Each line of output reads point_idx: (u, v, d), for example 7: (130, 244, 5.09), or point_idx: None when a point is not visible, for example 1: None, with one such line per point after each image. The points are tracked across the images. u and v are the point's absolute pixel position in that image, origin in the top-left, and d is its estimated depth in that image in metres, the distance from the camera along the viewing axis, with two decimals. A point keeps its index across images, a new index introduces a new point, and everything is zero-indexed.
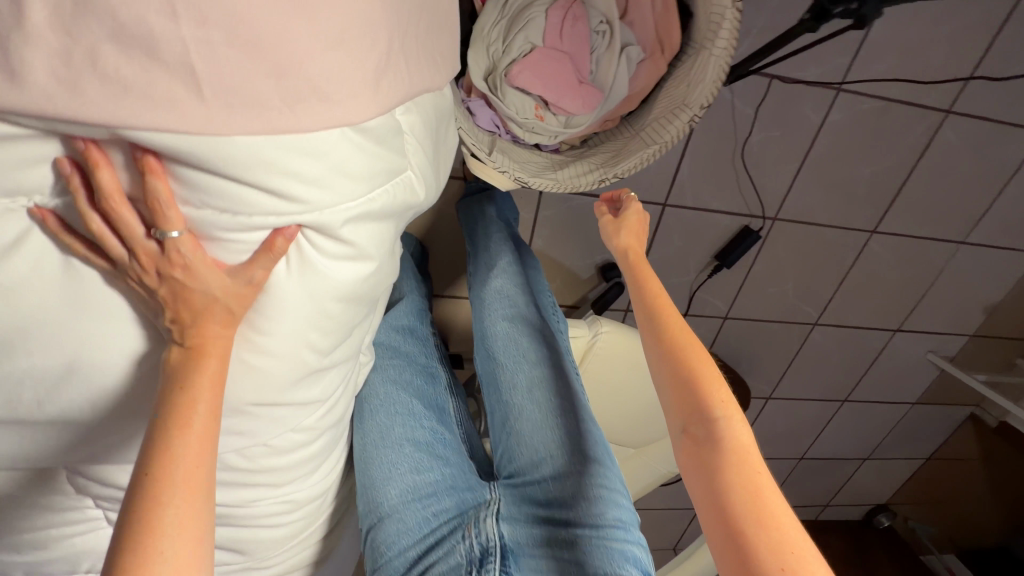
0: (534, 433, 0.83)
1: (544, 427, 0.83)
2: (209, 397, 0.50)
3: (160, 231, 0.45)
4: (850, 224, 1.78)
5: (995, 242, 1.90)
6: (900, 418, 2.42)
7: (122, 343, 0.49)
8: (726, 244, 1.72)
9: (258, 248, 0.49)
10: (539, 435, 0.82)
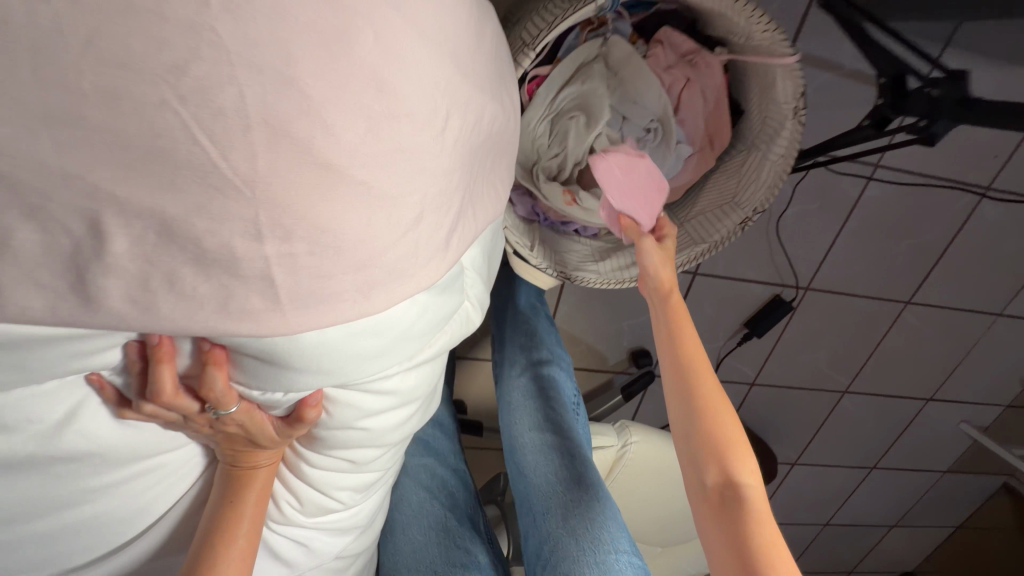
0: (557, 548, 0.75)
1: (563, 538, 0.75)
2: (251, 516, 0.51)
3: (214, 408, 0.43)
4: (884, 293, 1.73)
5: None
6: (929, 487, 2.31)
7: (187, 463, 0.53)
8: (758, 311, 1.68)
9: (294, 413, 0.46)
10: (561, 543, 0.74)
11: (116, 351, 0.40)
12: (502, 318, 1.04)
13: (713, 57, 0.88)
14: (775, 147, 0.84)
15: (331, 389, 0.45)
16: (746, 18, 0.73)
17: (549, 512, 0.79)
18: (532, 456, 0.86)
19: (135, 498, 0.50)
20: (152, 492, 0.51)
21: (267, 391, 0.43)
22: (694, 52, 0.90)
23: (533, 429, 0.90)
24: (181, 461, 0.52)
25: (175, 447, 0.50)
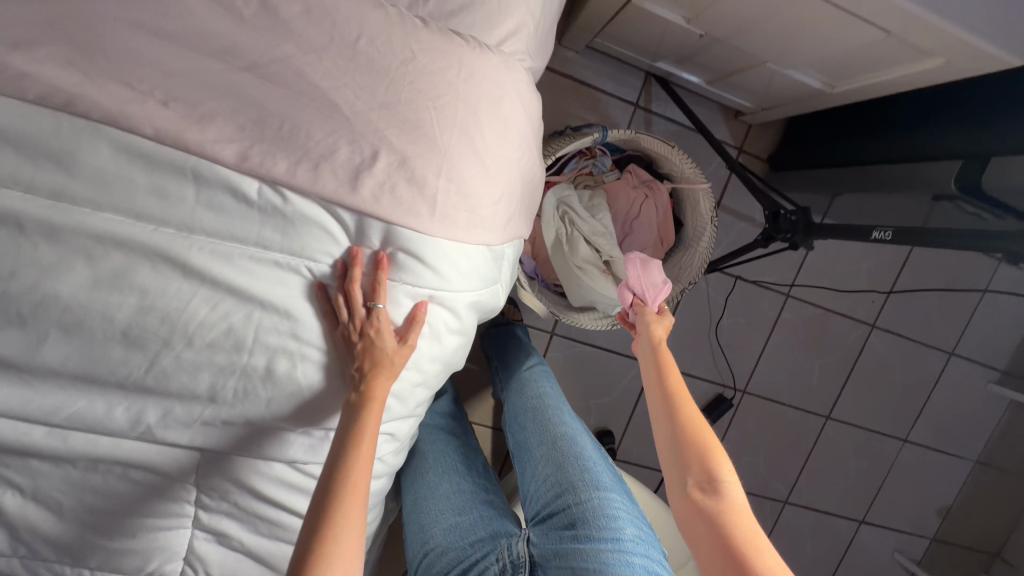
0: (551, 484, 0.95)
1: (553, 477, 0.95)
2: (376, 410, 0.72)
3: (372, 304, 0.70)
4: (808, 407, 2.06)
5: (933, 447, 2.16)
6: None
7: (304, 354, 0.72)
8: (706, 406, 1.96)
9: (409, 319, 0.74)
10: (552, 482, 0.95)
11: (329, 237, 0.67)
12: (504, 338, 1.35)
13: (660, 185, 1.35)
14: (701, 241, 1.28)
15: (430, 294, 0.74)
16: (679, 160, 1.23)
17: (539, 473, 0.98)
18: (526, 433, 1.06)
19: (273, 357, 0.70)
20: (281, 360, 0.71)
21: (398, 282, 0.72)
22: (648, 182, 1.36)
23: (534, 403, 1.10)
24: (303, 348, 0.72)
25: (307, 332, 0.71)
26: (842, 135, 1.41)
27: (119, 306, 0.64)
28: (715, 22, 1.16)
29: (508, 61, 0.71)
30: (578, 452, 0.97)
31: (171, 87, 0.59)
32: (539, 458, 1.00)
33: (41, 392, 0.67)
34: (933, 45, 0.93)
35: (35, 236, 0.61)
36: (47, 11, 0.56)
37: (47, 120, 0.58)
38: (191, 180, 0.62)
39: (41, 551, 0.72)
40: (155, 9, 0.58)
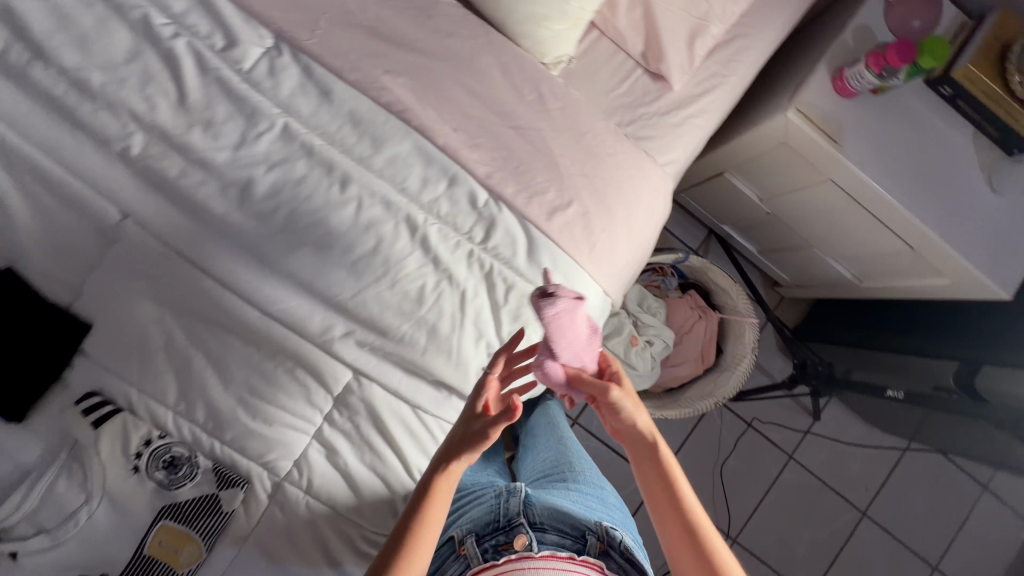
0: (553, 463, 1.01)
1: (556, 454, 1.02)
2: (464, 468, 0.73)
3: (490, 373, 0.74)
4: None
5: None
6: None
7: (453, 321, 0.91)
8: None
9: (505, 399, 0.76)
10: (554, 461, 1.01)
11: (513, 244, 0.91)
12: None
13: (713, 313, 1.60)
14: (740, 365, 1.50)
15: (560, 309, 0.94)
16: (737, 294, 1.52)
17: (543, 445, 1.07)
18: (539, 424, 1.15)
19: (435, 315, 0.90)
20: (439, 318, 0.90)
21: (544, 291, 0.92)
22: (704, 307, 1.61)
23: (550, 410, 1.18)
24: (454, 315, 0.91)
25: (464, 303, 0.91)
26: (858, 323, 1.70)
27: (359, 241, 0.89)
28: (782, 208, 1.52)
29: (665, 178, 0.99)
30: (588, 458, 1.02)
31: (463, 123, 0.90)
32: (551, 445, 1.06)
33: (272, 287, 0.88)
34: (944, 269, 1.25)
35: (334, 182, 0.88)
36: (413, 60, 0.90)
37: (382, 118, 0.89)
38: (447, 180, 0.90)
39: (197, 412, 0.87)
40: (474, 78, 0.91)
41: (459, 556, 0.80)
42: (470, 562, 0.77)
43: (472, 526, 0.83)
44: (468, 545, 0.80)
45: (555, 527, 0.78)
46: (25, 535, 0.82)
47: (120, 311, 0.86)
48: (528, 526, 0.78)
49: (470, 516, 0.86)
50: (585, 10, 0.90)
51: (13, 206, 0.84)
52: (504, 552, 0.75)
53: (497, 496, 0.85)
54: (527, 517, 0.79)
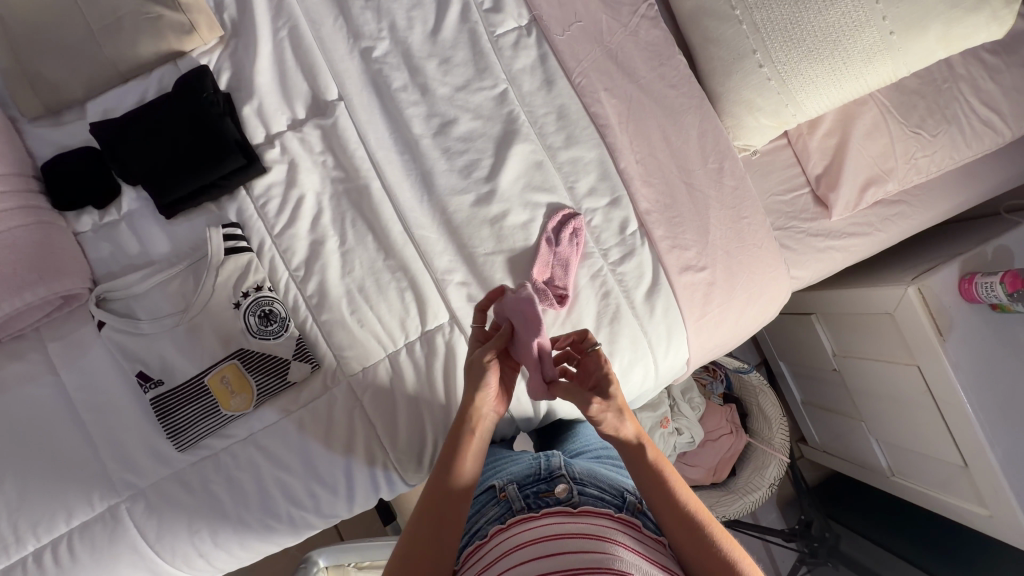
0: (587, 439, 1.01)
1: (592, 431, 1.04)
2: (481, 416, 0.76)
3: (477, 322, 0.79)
4: None
5: None
6: None
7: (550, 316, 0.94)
8: None
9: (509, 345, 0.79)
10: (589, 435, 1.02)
11: (637, 277, 0.97)
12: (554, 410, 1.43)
13: (743, 435, 1.61)
14: (752, 493, 1.49)
15: (646, 352, 0.97)
16: (778, 425, 1.56)
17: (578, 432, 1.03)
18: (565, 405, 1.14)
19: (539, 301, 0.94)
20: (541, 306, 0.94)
21: (643, 329, 0.97)
22: (737, 425, 1.62)
23: None
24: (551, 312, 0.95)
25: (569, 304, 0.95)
26: (871, 514, 1.65)
27: (514, 209, 0.96)
28: (851, 370, 1.52)
29: (789, 291, 1.04)
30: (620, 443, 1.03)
31: (647, 160, 0.99)
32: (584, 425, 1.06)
33: (424, 213, 0.96)
34: (989, 499, 1.24)
35: (521, 154, 0.96)
36: (631, 92, 1.00)
37: (584, 123, 0.98)
38: (611, 199, 0.98)
39: (309, 284, 0.93)
40: (673, 129, 1.00)
41: (499, 500, 0.82)
42: (512, 505, 0.79)
43: (512, 477, 0.85)
44: (509, 490, 0.82)
45: (593, 484, 0.83)
46: (120, 312, 0.88)
47: (294, 170, 0.94)
48: (568, 478, 0.82)
49: (508, 471, 0.88)
50: (794, 117, 0.98)
51: (261, 47, 0.94)
52: (545, 498, 0.79)
53: (536, 457, 0.90)
54: (568, 470, 0.84)
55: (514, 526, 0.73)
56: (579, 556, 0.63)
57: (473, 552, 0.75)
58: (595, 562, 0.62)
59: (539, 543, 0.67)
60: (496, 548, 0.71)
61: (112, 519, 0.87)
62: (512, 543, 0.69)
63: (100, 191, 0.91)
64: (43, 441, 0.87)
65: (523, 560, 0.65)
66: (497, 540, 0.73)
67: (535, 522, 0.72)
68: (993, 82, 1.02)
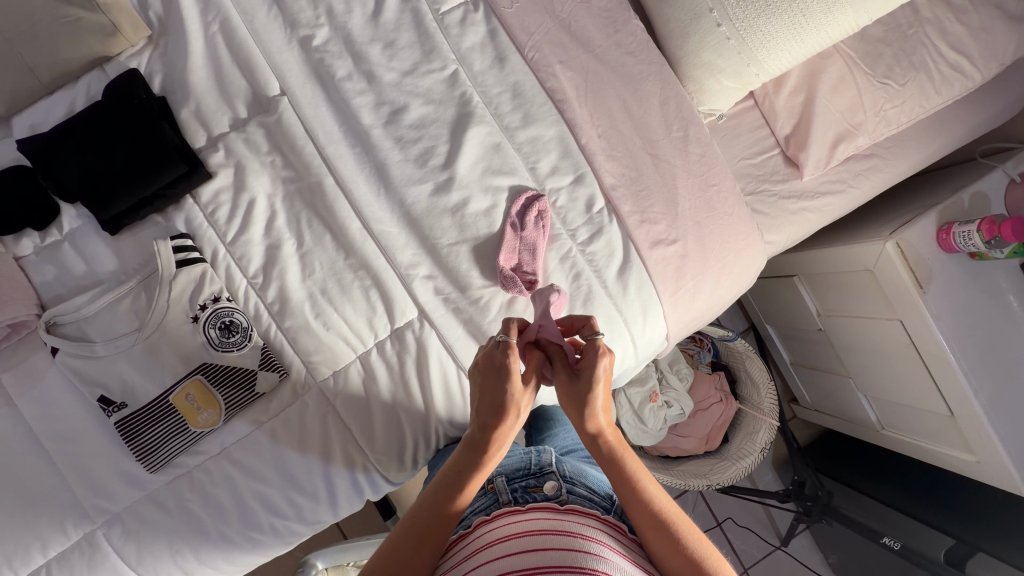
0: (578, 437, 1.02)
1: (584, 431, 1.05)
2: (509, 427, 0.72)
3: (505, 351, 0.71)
4: None
5: None
6: None
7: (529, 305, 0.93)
8: None
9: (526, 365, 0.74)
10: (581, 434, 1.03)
11: (609, 255, 0.95)
12: None
13: (733, 401, 1.61)
14: (744, 459, 1.49)
15: (622, 329, 0.95)
16: (766, 391, 1.54)
17: (570, 427, 1.05)
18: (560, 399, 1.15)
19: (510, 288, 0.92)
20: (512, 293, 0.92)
21: (617, 306, 0.95)
22: (727, 393, 1.61)
23: None
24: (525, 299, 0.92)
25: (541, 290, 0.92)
26: (865, 467, 1.66)
27: (476, 194, 0.92)
28: (836, 329, 1.51)
29: (764, 257, 1.02)
30: None
31: (609, 133, 0.96)
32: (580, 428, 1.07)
33: (381, 207, 0.92)
34: (976, 446, 1.24)
35: (477, 138, 0.92)
36: (588, 62, 0.96)
37: (541, 100, 0.94)
38: (575, 176, 0.95)
39: (269, 291, 0.89)
40: (634, 98, 0.97)
41: (486, 491, 0.82)
42: (500, 496, 0.79)
43: (501, 469, 0.85)
44: (498, 483, 0.82)
45: (584, 484, 0.83)
46: (73, 335, 0.85)
47: (242, 173, 0.90)
48: (558, 476, 0.83)
49: (499, 462, 0.88)
50: (758, 77, 0.94)
51: (192, 44, 0.88)
52: (533, 493, 0.79)
53: (527, 450, 0.90)
54: (559, 469, 0.84)
55: (497, 519, 0.72)
56: (562, 553, 0.62)
57: (455, 543, 0.73)
58: (578, 560, 0.61)
59: (523, 536, 0.65)
60: (477, 539, 0.69)
61: (90, 546, 0.86)
62: (494, 536, 0.68)
63: (37, 211, 0.86)
64: (7, 472, 0.84)
65: (503, 551, 0.64)
66: (480, 531, 0.71)
67: (521, 517, 0.70)
68: (960, 24, 0.99)
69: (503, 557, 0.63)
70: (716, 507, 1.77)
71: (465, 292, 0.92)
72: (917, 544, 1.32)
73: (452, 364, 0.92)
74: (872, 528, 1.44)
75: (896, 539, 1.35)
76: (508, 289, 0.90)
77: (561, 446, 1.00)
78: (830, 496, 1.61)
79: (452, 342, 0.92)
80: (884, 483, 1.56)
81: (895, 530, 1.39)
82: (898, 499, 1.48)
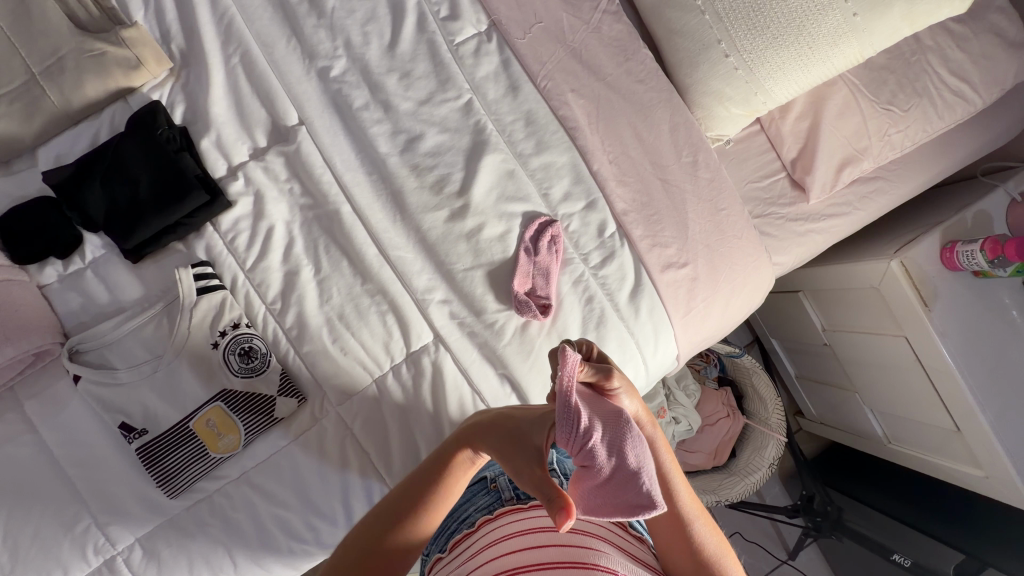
0: None
1: None
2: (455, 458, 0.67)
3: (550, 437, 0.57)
4: None
5: None
6: None
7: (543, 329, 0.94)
8: None
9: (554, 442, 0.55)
10: None
11: (620, 280, 0.96)
12: None
13: (741, 416, 1.61)
14: (753, 475, 1.49)
15: (633, 350, 0.96)
16: (774, 407, 1.55)
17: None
18: None
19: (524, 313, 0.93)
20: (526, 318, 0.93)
21: (628, 330, 0.96)
22: (734, 408, 1.62)
23: None
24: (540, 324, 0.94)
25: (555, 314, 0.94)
26: (874, 480, 1.66)
27: (490, 219, 0.94)
28: (842, 343, 1.52)
29: (773, 278, 1.04)
30: None
31: (620, 159, 0.98)
32: None
33: (398, 233, 0.94)
34: (982, 460, 1.26)
35: (492, 165, 0.94)
36: (599, 91, 0.98)
37: (553, 127, 0.97)
38: (587, 203, 0.97)
39: (288, 316, 0.91)
40: (644, 125, 0.99)
41: (488, 490, 0.81)
42: (502, 493, 0.78)
43: (503, 469, 0.85)
44: (500, 482, 0.81)
45: None
46: (95, 363, 0.86)
47: (261, 201, 0.91)
48: (558, 473, 0.82)
49: (500, 463, 0.88)
50: (765, 105, 0.97)
51: (214, 76, 0.90)
52: (535, 489, 0.81)
53: None
54: (559, 465, 0.84)
55: (501, 517, 0.73)
56: (565, 548, 0.64)
57: (460, 541, 0.74)
58: (582, 555, 0.62)
59: (527, 533, 0.67)
60: (483, 537, 0.71)
61: (111, 572, 0.87)
62: (499, 534, 0.69)
63: (60, 241, 0.88)
64: (29, 498, 0.85)
65: (509, 548, 0.65)
66: (485, 530, 0.73)
67: (523, 515, 0.72)
68: (961, 51, 1.01)
69: (501, 556, 0.64)
70: (725, 521, 1.77)
71: (480, 316, 0.93)
72: (929, 560, 1.33)
73: (466, 386, 0.93)
74: (882, 545, 1.44)
75: (906, 556, 1.36)
76: (523, 313, 0.92)
77: None
78: (839, 512, 1.60)
79: (467, 366, 0.93)
80: (891, 495, 1.57)
81: (904, 545, 1.39)
82: (907, 513, 1.48)
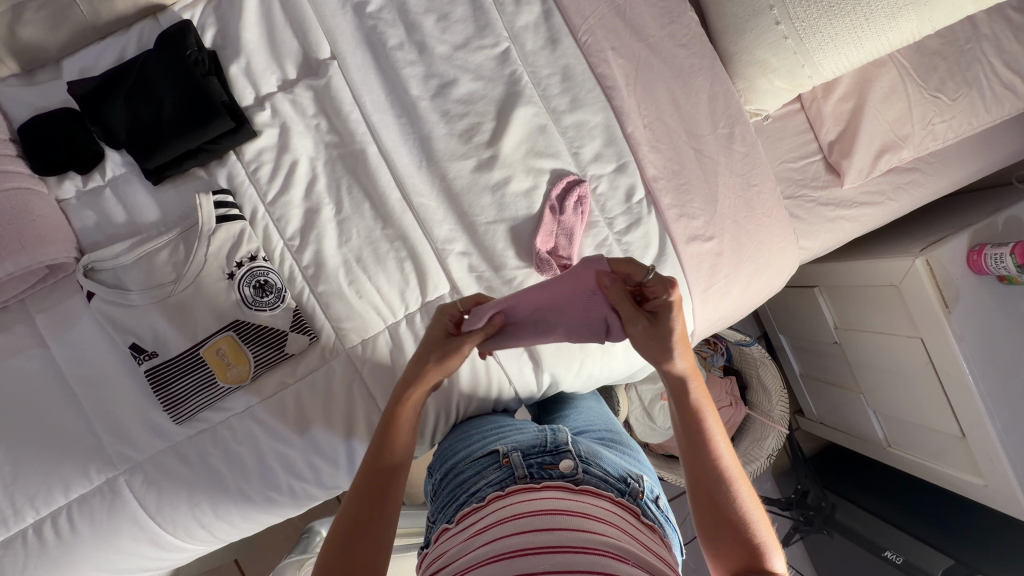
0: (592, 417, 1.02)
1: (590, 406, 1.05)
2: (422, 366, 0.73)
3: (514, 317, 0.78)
4: None
5: None
6: None
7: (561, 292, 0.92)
8: None
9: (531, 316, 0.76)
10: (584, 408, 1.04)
11: (645, 248, 0.94)
12: None
13: (742, 406, 1.61)
14: (750, 464, 1.49)
15: None
16: (777, 399, 1.54)
17: (581, 410, 1.04)
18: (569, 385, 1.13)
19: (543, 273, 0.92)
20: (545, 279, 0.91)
21: None
22: (737, 398, 1.62)
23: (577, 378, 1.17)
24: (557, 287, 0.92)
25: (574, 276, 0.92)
26: (870, 484, 1.66)
27: (518, 172, 0.92)
28: (856, 344, 1.50)
29: (798, 262, 1.02)
30: (628, 434, 1.01)
31: (655, 125, 0.95)
32: (597, 413, 1.04)
33: (422, 179, 0.92)
34: (984, 471, 1.25)
35: (525, 117, 0.92)
36: (640, 51, 0.95)
37: (590, 85, 0.94)
38: (617, 165, 0.94)
39: (305, 255, 0.89)
40: (683, 92, 0.96)
41: (500, 465, 0.79)
42: (516, 471, 0.76)
43: (517, 445, 0.82)
44: (513, 458, 0.79)
45: (598, 464, 0.80)
46: (110, 282, 0.85)
47: (287, 134, 0.90)
48: (575, 455, 0.79)
49: (513, 439, 0.85)
50: (810, 80, 0.94)
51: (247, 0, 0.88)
52: (549, 471, 0.76)
53: (541, 429, 0.87)
54: (575, 447, 0.81)
55: (513, 496, 0.72)
56: (575, 533, 0.62)
57: (468, 516, 0.72)
58: (592, 541, 0.62)
59: (536, 515, 0.65)
60: (491, 514, 0.69)
61: (111, 492, 0.87)
62: (507, 512, 0.68)
63: (82, 156, 0.86)
64: (33, 411, 0.85)
65: (516, 528, 0.64)
66: (494, 507, 0.71)
67: (534, 495, 0.70)
68: (1017, 42, 0.98)
69: (510, 535, 0.63)
70: None
71: (499, 270, 0.92)
72: (918, 559, 1.33)
73: None
74: (875, 542, 1.44)
75: (899, 554, 1.36)
76: (543, 272, 0.90)
77: (578, 430, 0.96)
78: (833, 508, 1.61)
79: None
80: (886, 500, 1.57)
81: (896, 543, 1.40)
82: (901, 516, 1.49)
